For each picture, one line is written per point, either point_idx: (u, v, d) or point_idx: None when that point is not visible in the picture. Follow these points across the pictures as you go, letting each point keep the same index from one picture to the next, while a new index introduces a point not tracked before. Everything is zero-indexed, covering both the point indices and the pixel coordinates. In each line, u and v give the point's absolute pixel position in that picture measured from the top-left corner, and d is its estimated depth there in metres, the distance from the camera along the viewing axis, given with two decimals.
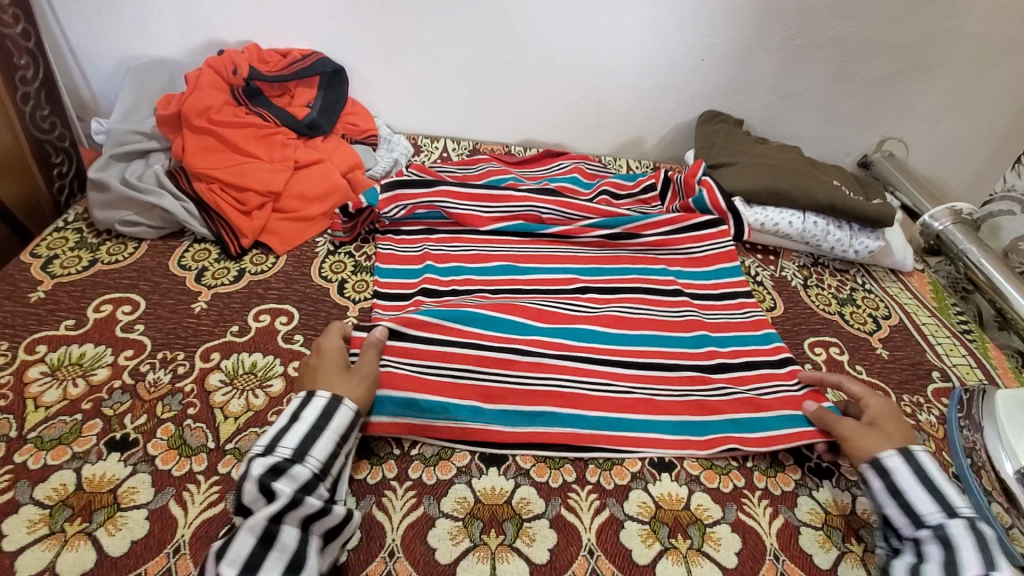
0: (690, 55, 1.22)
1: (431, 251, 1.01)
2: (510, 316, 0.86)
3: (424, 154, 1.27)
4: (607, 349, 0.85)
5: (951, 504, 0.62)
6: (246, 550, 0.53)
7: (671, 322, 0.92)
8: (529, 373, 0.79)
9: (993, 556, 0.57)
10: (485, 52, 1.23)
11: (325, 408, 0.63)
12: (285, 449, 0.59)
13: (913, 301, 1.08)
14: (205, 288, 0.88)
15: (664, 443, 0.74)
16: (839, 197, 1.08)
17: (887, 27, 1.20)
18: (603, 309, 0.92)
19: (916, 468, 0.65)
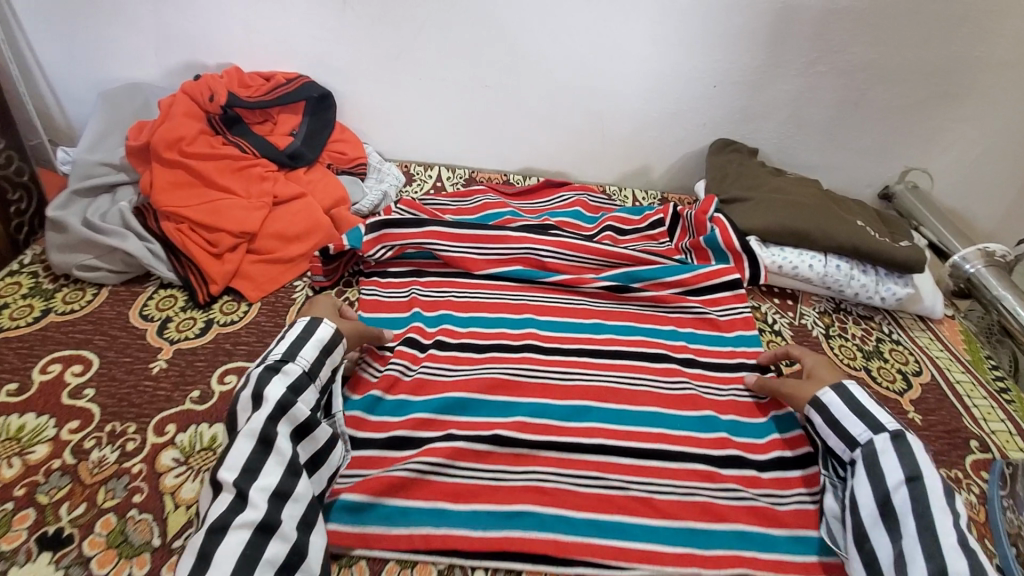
0: (701, 81, 1.14)
1: (419, 297, 0.93)
2: (490, 396, 0.81)
3: (417, 184, 1.19)
4: (605, 431, 0.79)
5: (879, 420, 0.72)
6: (247, 451, 0.60)
7: (674, 398, 0.84)
8: (510, 468, 0.73)
9: (915, 462, 0.67)
10: (483, 76, 1.14)
11: (306, 326, 0.75)
12: (276, 355, 0.69)
13: (945, 354, 0.99)
14: (167, 344, 0.79)
15: (656, 557, 0.67)
16: (865, 240, 0.99)
17: (914, 53, 1.11)
18: (597, 377, 0.86)
19: (849, 398, 0.75)
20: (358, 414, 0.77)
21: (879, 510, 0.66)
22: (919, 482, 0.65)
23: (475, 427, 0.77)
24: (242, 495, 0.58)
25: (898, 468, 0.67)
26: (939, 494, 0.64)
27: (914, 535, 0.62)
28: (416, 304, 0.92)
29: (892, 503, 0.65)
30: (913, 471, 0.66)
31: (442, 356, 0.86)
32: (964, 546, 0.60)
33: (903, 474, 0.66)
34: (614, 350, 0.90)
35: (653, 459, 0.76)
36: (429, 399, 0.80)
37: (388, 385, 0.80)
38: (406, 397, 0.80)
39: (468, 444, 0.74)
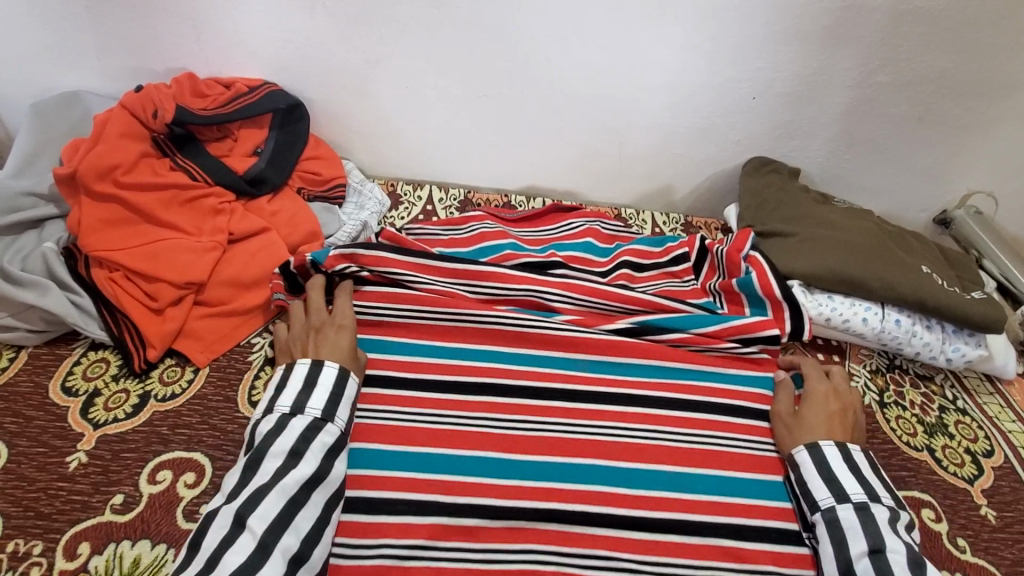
0: (737, 92, 0.97)
1: (402, 327, 0.80)
2: (482, 452, 0.70)
3: (403, 207, 1.03)
4: (618, 497, 0.68)
5: (845, 488, 0.67)
6: (275, 507, 0.57)
7: (698, 456, 0.73)
8: (505, 546, 0.63)
9: (880, 535, 0.62)
10: (481, 85, 0.98)
11: (340, 375, 0.68)
12: (314, 410, 0.64)
13: (1020, 428, 0.84)
14: (90, 430, 0.65)
15: None
16: (930, 291, 0.84)
17: (997, 61, 0.93)
18: (607, 429, 0.74)
19: (821, 461, 0.69)
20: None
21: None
22: (882, 555, 0.61)
23: (465, 490, 0.67)
24: (264, 549, 0.54)
25: (863, 538, 0.63)
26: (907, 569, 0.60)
27: None
28: (392, 330, 0.80)
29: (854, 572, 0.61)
30: (877, 543, 0.62)
31: (419, 398, 0.74)
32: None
33: (867, 544, 0.62)
34: (631, 414, 0.76)
35: (667, 532, 0.67)
36: (411, 452, 0.69)
37: (362, 433, 0.70)
38: (380, 445, 0.69)
39: (453, 518, 0.64)
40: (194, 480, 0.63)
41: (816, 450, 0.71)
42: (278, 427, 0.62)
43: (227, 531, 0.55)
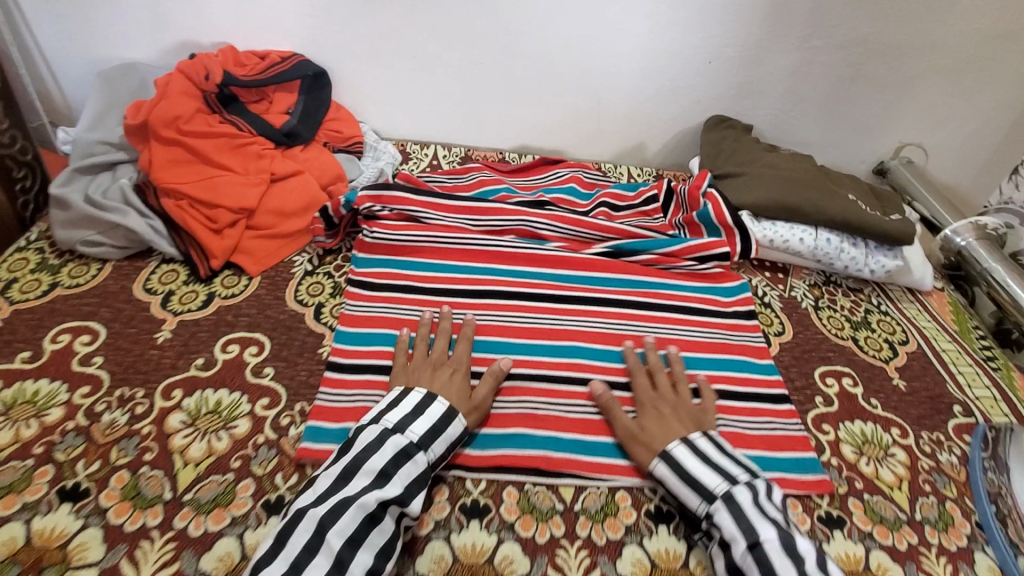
0: (696, 56, 1.14)
1: (418, 248, 0.97)
2: (486, 336, 0.86)
3: (413, 161, 1.20)
4: (595, 367, 0.84)
5: (708, 487, 0.66)
6: (353, 522, 0.59)
7: (659, 339, 0.90)
8: (505, 398, 0.79)
9: (747, 523, 0.62)
10: (479, 54, 1.15)
11: (445, 412, 0.70)
12: (413, 435, 0.67)
13: (933, 325, 1.00)
14: (171, 316, 0.82)
15: (638, 471, 0.73)
16: (854, 213, 1.01)
17: (912, 25, 1.11)
18: (585, 322, 0.90)
19: (676, 465, 0.69)
20: (347, 346, 0.81)
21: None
22: (760, 547, 0.60)
23: (474, 361, 0.83)
24: (342, 565, 0.57)
25: (738, 534, 0.62)
26: (784, 555, 0.59)
27: None
28: (412, 253, 0.96)
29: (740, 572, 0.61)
30: (752, 536, 0.61)
31: (435, 300, 0.90)
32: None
33: (744, 540, 0.61)
34: (605, 310, 0.93)
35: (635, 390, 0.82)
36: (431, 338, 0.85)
37: (392, 323, 0.85)
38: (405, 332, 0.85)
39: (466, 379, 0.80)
40: (257, 351, 0.80)
41: (668, 457, 0.70)
42: (377, 442, 0.65)
43: (308, 537, 0.58)
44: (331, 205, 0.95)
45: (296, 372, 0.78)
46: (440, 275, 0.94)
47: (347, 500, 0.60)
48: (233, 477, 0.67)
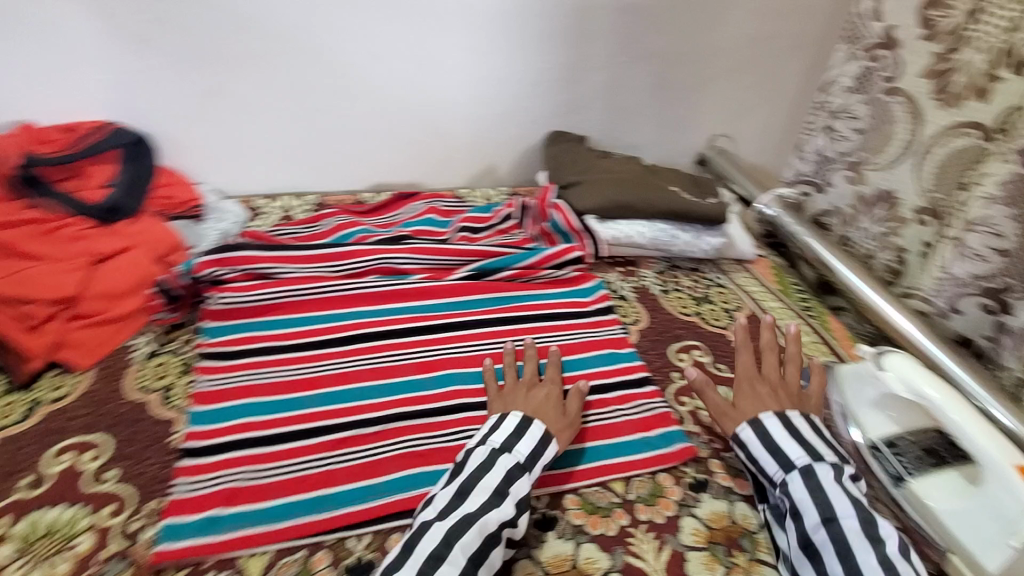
0: (521, 80, 1.24)
1: (276, 304, 0.93)
2: (356, 384, 0.84)
3: (261, 217, 1.16)
4: (472, 390, 0.85)
5: (789, 457, 0.71)
6: (474, 541, 0.60)
7: (531, 350, 0.93)
8: (379, 444, 0.77)
9: (825, 498, 0.66)
10: (313, 100, 1.17)
11: (541, 434, 0.73)
12: (520, 455, 0.69)
13: (760, 288, 1.15)
14: None
15: None
16: (678, 203, 1.14)
17: (696, 34, 1.28)
18: (456, 349, 0.91)
19: (762, 433, 0.74)
20: (203, 426, 0.76)
21: (804, 551, 0.65)
22: (835, 523, 0.64)
23: (341, 413, 0.79)
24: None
25: (813, 508, 0.66)
26: (864, 540, 0.63)
27: None
28: (270, 311, 0.92)
29: (812, 544, 0.65)
30: (828, 510, 0.65)
31: (299, 356, 0.87)
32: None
33: (818, 515, 0.65)
34: (475, 332, 0.94)
35: None
36: (296, 397, 0.81)
37: (251, 391, 0.81)
38: (269, 397, 0.81)
39: (341, 433, 0.77)
40: (97, 453, 0.72)
41: (758, 424, 0.75)
42: (488, 462, 0.67)
43: (434, 547, 0.59)
44: (167, 278, 0.90)
45: (147, 467, 0.72)
46: (302, 328, 0.91)
47: (467, 519, 0.61)
48: None
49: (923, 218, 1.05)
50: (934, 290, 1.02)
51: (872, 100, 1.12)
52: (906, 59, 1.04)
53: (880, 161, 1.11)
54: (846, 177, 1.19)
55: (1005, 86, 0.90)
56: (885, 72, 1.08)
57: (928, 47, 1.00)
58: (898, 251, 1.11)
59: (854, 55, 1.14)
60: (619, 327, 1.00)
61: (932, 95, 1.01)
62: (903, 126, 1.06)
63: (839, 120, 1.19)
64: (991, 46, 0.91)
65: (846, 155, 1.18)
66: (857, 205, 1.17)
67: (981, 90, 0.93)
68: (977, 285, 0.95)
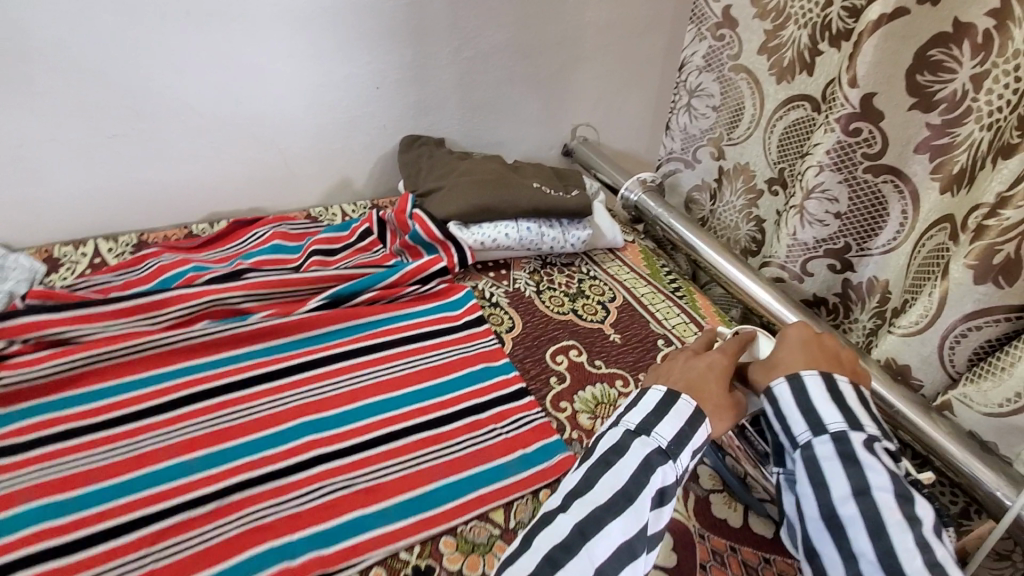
0: (361, 84, 1.15)
1: (83, 374, 0.79)
2: (188, 456, 0.72)
3: (64, 269, 0.98)
4: (329, 438, 0.76)
5: (823, 419, 0.59)
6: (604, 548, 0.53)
7: (395, 379, 0.85)
8: (218, 524, 0.66)
9: (860, 471, 0.56)
10: (108, 125, 1.00)
11: (694, 416, 0.62)
12: (662, 438, 0.60)
13: (631, 275, 1.15)
14: None
15: (387, 536, 0.67)
16: (541, 199, 1.11)
17: (539, 25, 1.25)
18: (309, 394, 0.81)
19: (799, 391, 0.62)
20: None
21: (825, 524, 0.57)
22: (869, 498, 0.55)
23: (169, 495, 0.68)
24: None
25: (844, 481, 0.56)
26: (900, 520, 0.54)
27: (870, 554, 0.53)
28: (73, 385, 0.77)
29: (839, 517, 0.56)
30: (862, 483, 0.56)
31: (115, 434, 0.74)
32: (931, 567, 0.51)
33: (853, 488, 0.56)
34: (331, 370, 0.85)
35: (378, 445, 0.76)
36: (110, 485, 0.69)
37: (48, 490, 0.67)
38: (71, 492, 0.67)
39: (168, 521, 0.66)
40: None
41: (795, 378, 0.63)
42: (623, 447, 0.60)
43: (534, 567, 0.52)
44: None
45: None
46: (117, 399, 0.77)
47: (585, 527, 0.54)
48: None
49: (773, 188, 1.09)
50: (788, 257, 1.05)
51: (721, 78, 1.11)
52: (743, 37, 1.06)
53: (735, 135, 1.13)
54: (709, 153, 1.19)
55: (825, 58, 0.96)
56: (729, 50, 1.08)
57: (761, 26, 1.03)
58: (758, 221, 1.14)
59: (699, 36, 1.12)
60: (493, 338, 0.95)
61: (772, 71, 1.03)
62: (751, 102, 1.08)
63: (695, 99, 1.17)
64: (810, 21, 0.96)
65: (708, 132, 1.18)
66: (721, 179, 1.19)
67: (806, 64, 0.98)
68: (820, 248, 1.01)
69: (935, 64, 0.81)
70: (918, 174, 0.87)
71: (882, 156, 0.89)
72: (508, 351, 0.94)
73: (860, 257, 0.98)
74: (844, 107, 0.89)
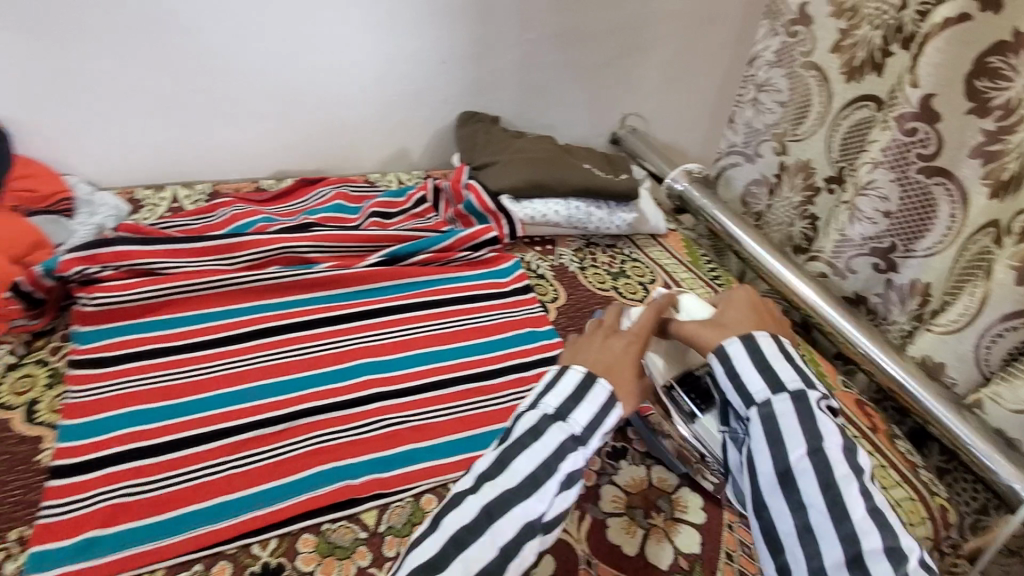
0: (428, 58, 1.20)
1: (164, 302, 0.84)
2: (259, 382, 0.77)
3: (146, 210, 1.05)
4: (387, 379, 0.81)
5: (782, 378, 0.60)
6: (507, 533, 0.52)
7: (448, 334, 0.91)
8: (287, 442, 0.71)
9: (814, 426, 0.57)
10: (194, 79, 1.07)
11: (608, 401, 0.60)
12: (576, 424, 0.58)
13: (672, 261, 1.19)
14: None
15: (439, 469, 0.72)
16: (591, 180, 1.16)
17: (602, 12, 1.29)
18: (368, 338, 0.87)
19: (755, 350, 0.62)
20: (74, 442, 0.67)
21: (779, 480, 0.57)
22: (822, 454, 0.56)
23: (244, 413, 0.73)
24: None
25: (799, 437, 0.57)
26: (848, 473, 0.55)
27: (819, 506, 0.54)
28: (154, 312, 0.83)
29: (792, 472, 0.56)
30: (816, 441, 0.56)
31: (193, 356, 0.79)
32: (872, 514, 0.53)
33: (808, 444, 0.56)
34: (389, 320, 0.91)
35: (432, 390, 0.81)
36: (188, 401, 0.74)
37: (135, 399, 0.73)
38: (154, 403, 0.73)
39: (242, 435, 0.71)
40: None
41: (748, 339, 0.63)
42: (536, 431, 0.58)
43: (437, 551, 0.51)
44: (26, 279, 0.79)
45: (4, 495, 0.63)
46: (194, 327, 0.82)
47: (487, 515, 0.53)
48: None
49: (831, 186, 1.11)
50: (834, 252, 1.09)
51: (792, 74, 1.13)
52: (818, 35, 1.07)
53: (800, 131, 1.14)
54: (772, 148, 1.20)
55: (895, 60, 0.98)
56: (801, 47, 1.10)
57: (835, 24, 1.04)
58: (812, 219, 1.16)
59: (773, 31, 1.15)
60: (538, 305, 1.00)
61: (842, 70, 1.05)
62: (818, 98, 1.10)
63: (762, 93, 1.19)
64: (884, 22, 0.98)
65: (772, 127, 1.19)
66: (781, 174, 1.20)
67: (876, 65, 1.00)
68: (867, 246, 1.03)
69: (994, 70, 0.83)
70: (968, 177, 0.87)
71: (936, 157, 0.90)
72: (552, 319, 0.99)
73: (905, 257, 0.99)
74: (905, 106, 0.92)
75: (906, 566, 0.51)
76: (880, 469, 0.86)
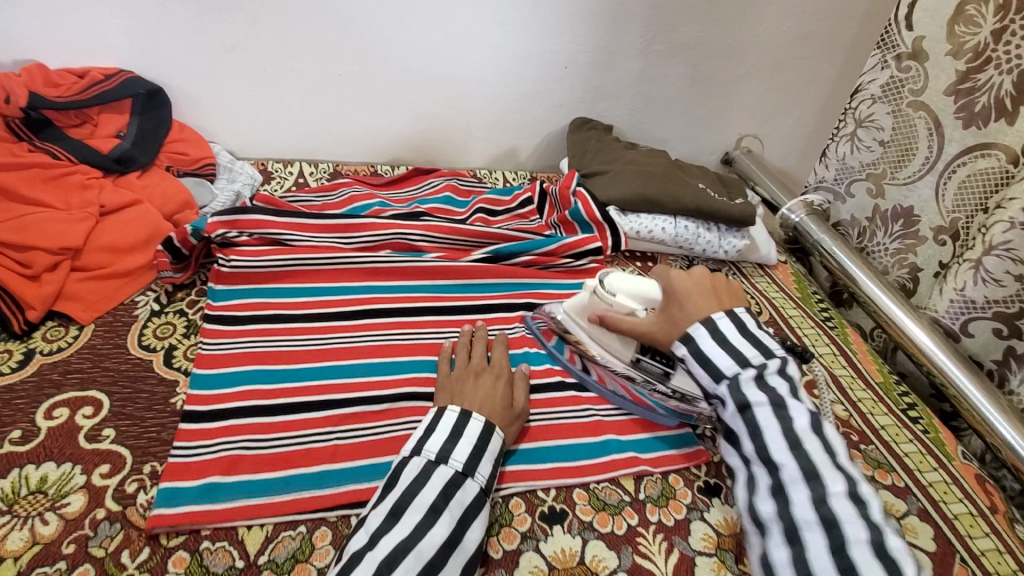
0: (552, 62, 1.20)
1: (287, 271, 0.89)
2: (365, 360, 0.81)
3: (276, 181, 1.13)
4: None
5: (719, 367, 0.71)
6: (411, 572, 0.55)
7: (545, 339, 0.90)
8: (387, 422, 0.74)
9: (740, 395, 0.68)
10: (334, 66, 1.13)
11: (482, 431, 0.67)
12: (458, 463, 0.63)
13: (780, 295, 1.12)
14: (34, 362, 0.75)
15: (528, 474, 0.72)
16: (705, 200, 1.11)
17: (736, 28, 1.23)
18: None
19: (695, 347, 0.73)
20: (203, 392, 0.73)
21: (732, 434, 0.70)
22: (749, 410, 0.67)
23: (351, 388, 0.77)
24: None
25: (727, 398, 0.69)
26: (771, 415, 0.66)
27: (752, 451, 0.66)
28: (278, 280, 0.88)
29: (733, 428, 0.69)
30: (742, 400, 0.68)
31: (308, 326, 0.84)
32: (794, 448, 0.64)
33: (734, 406, 0.68)
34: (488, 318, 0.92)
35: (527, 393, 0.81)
36: (301, 368, 0.78)
37: (256, 359, 0.78)
38: (273, 366, 0.78)
39: (347, 409, 0.74)
40: (92, 411, 0.70)
41: (690, 341, 0.73)
42: (422, 476, 0.61)
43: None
44: (176, 235, 0.86)
45: (142, 429, 0.70)
46: (312, 300, 0.87)
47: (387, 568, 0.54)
48: (65, 566, 0.57)
49: (940, 237, 1.01)
50: (946, 310, 0.98)
51: (897, 112, 1.04)
52: (931, 73, 0.97)
53: (899, 176, 1.06)
54: (866, 188, 1.13)
55: None
56: (912, 84, 1.00)
57: (953, 65, 0.94)
58: (912, 269, 1.07)
59: (883, 63, 1.04)
60: None
61: (958, 115, 0.94)
62: (927, 144, 1.00)
63: (862, 129, 1.10)
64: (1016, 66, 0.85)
65: (868, 167, 1.11)
66: (874, 218, 1.13)
67: (1004, 111, 0.88)
68: (989, 309, 0.92)
69: None
70: None
71: None
72: None
73: None
74: None
75: (822, 493, 0.61)
76: (994, 553, 0.77)
